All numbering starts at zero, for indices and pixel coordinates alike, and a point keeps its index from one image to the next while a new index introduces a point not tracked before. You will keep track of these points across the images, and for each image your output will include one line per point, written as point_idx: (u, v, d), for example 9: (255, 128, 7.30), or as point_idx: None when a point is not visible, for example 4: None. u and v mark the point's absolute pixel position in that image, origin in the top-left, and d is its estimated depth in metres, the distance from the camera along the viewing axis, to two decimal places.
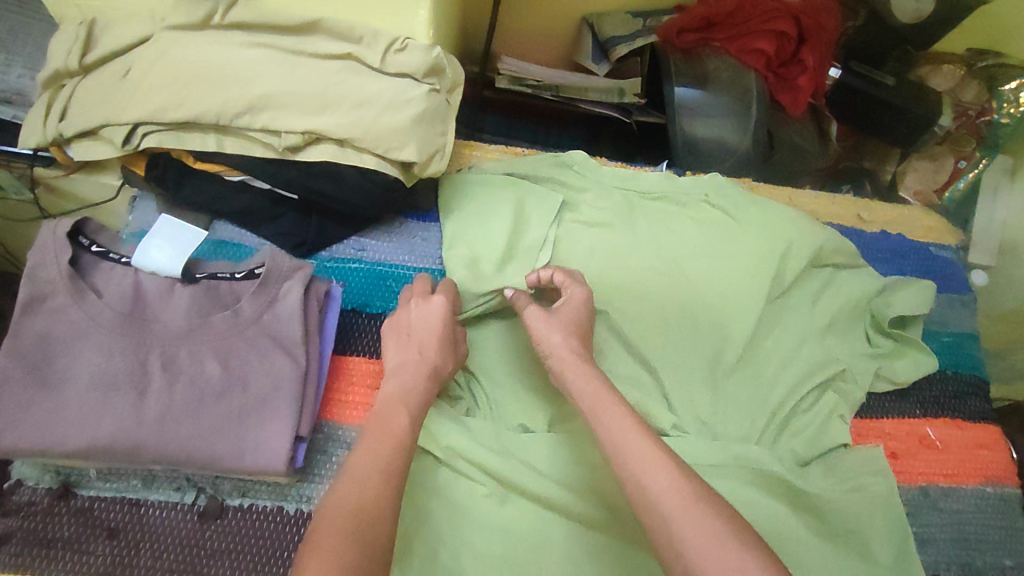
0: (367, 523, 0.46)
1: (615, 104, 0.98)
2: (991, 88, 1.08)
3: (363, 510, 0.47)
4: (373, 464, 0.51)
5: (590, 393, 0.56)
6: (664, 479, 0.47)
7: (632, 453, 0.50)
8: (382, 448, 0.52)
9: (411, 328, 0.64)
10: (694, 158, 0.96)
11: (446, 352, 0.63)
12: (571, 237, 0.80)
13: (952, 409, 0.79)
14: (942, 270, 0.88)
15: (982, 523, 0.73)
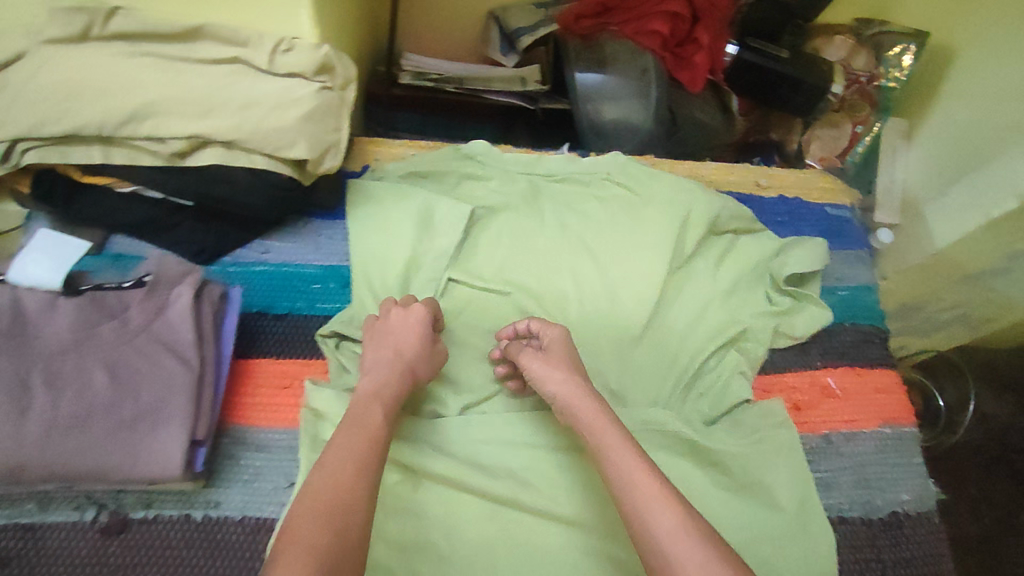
0: (343, 525, 0.46)
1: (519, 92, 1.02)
2: (877, 54, 1.14)
3: (339, 512, 0.46)
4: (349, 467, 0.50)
5: (593, 426, 0.56)
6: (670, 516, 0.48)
7: (638, 487, 0.50)
8: (360, 448, 0.52)
9: (381, 336, 0.65)
10: (601, 140, 1.00)
11: (423, 355, 0.64)
12: (478, 225, 0.81)
13: (852, 358, 0.83)
14: (837, 228, 0.92)
15: (881, 462, 0.77)
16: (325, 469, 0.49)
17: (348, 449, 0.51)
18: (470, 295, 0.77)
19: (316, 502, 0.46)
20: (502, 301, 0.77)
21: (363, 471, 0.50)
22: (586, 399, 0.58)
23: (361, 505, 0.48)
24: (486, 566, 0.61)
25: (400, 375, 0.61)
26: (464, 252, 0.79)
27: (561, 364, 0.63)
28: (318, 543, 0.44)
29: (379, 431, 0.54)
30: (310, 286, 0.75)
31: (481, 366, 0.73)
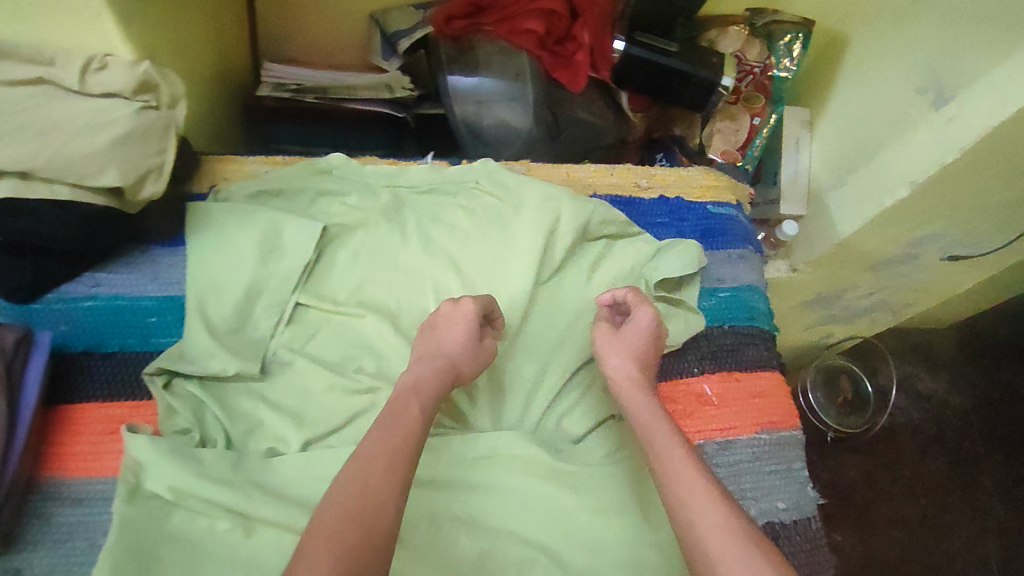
0: (365, 517, 0.48)
1: (387, 100, 0.98)
2: (769, 44, 1.12)
3: (368, 507, 0.49)
4: (383, 461, 0.53)
5: (642, 415, 0.60)
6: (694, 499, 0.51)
7: (675, 473, 0.53)
8: (395, 442, 0.54)
9: (441, 331, 0.68)
10: (483, 145, 0.97)
11: (466, 352, 0.66)
12: (334, 246, 0.77)
13: (730, 362, 0.81)
14: (721, 227, 0.90)
15: (757, 471, 0.76)
16: (359, 465, 0.52)
17: (385, 443, 0.54)
18: (321, 320, 0.73)
19: (341, 498, 0.50)
20: (357, 324, 0.73)
21: (393, 465, 0.52)
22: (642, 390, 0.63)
23: (388, 498, 0.51)
24: None
25: (434, 368, 0.63)
26: (317, 275, 0.75)
27: (622, 352, 0.68)
28: (347, 536, 0.47)
29: (413, 426, 0.56)
30: (145, 319, 0.71)
31: (332, 394, 0.69)
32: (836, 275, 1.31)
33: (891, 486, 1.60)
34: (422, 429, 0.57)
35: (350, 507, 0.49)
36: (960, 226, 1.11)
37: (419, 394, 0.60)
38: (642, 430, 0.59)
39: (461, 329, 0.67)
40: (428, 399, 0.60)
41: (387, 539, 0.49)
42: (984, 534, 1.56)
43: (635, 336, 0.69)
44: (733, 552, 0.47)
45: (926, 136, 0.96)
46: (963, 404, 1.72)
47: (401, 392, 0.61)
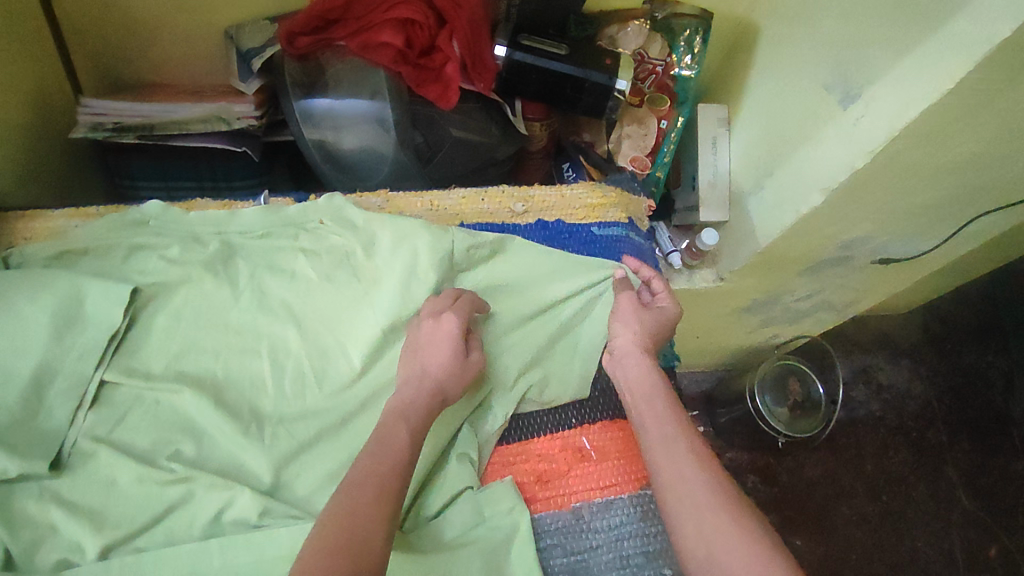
0: (364, 549, 0.47)
1: (225, 131, 0.86)
2: (669, 41, 1.04)
3: (362, 537, 0.48)
4: (373, 481, 0.52)
5: (641, 388, 0.66)
6: (694, 474, 0.57)
7: (673, 444, 0.60)
8: (384, 471, 0.53)
9: (427, 341, 0.65)
10: (342, 171, 0.91)
11: (453, 370, 0.64)
12: (150, 310, 0.67)
13: (614, 410, 0.74)
14: (607, 251, 0.83)
15: (642, 535, 0.66)
16: (354, 494, 0.51)
17: (374, 468, 0.53)
18: (131, 399, 0.63)
19: (356, 522, 0.49)
20: (173, 400, 0.64)
21: (386, 494, 0.52)
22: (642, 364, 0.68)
23: (383, 529, 0.49)
24: None
25: (427, 395, 0.62)
26: (130, 346, 0.66)
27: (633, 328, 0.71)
28: (345, 553, 0.46)
29: (403, 451, 0.56)
30: None
31: (143, 486, 0.59)
32: (768, 281, 1.22)
33: (851, 483, 1.53)
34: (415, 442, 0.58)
35: (348, 521, 0.49)
36: (890, 226, 1.03)
37: (414, 409, 0.60)
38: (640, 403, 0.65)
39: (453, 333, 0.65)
40: (423, 418, 0.60)
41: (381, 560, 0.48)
42: (950, 527, 1.50)
43: (654, 321, 0.72)
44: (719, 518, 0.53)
45: (834, 136, 0.88)
46: (925, 392, 1.66)
47: (390, 412, 0.60)
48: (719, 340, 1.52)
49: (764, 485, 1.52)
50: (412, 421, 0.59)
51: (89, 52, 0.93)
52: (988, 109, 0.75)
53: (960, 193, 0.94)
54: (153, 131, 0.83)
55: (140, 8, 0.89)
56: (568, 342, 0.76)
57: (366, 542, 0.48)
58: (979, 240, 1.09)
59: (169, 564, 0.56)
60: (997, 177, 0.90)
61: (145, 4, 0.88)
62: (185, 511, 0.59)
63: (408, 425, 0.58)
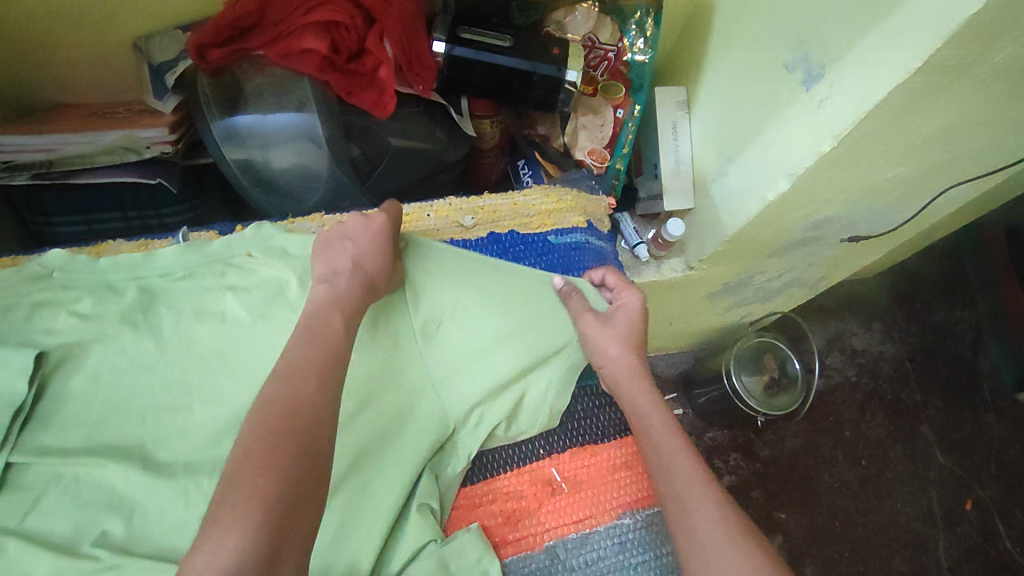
0: (308, 428, 0.49)
1: (136, 160, 0.79)
2: (620, 24, 0.97)
3: (305, 420, 0.49)
4: (305, 364, 0.53)
5: (642, 411, 0.64)
6: (707, 507, 0.56)
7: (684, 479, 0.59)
8: (319, 357, 0.53)
9: (352, 234, 0.63)
10: (272, 194, 0.84)
11: (382, 265, 0.62)
12: (62, 375, 0.60)
13: (582, 434, 0.70)
14: (566, 261, 0.78)
15: (620, 568, 0.63)
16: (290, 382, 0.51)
17: (308, 359, 0.53)
18: (46, 480, 0.56)
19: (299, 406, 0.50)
20: (96, 474, 0.57)
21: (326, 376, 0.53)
22: (638, 383, 0.65)
23: (326, 408, 0.51)
24: None
25: (357, 285, 0.60)
26: (43, 418, 0.58)
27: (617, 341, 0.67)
28: (283, 435, 0.48)
29: (337, 336, 0.56)
30: None
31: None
32: (737, 264, 1.19)
33: (831, 451, 1.53)
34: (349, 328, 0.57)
35: (282, 406, 0.50)
36: (858, 204, 1.00)
37: (343, 299, 0.58)
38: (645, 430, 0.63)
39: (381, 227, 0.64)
40: (352, 303, 0.58)
41: (320, 435, 0.50)
42: (930, 489, 1.51)
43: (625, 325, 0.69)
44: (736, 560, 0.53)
45: (799, 119, 0.84)
46: (899, 354, 1.66)
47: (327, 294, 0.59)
48: (692, 321, 1.48)
49: (746, 461, 1.51)
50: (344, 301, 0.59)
51: None
52: (954, 86, 0.71)
53: (928, 167, 0.91)
54: (51, 168, 0.76)
55: (31, 28, 0.79)
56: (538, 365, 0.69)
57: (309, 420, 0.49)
58: (946, 211, 1.06)
59: None
60: (965, 150, 0.87)
61: (38, 24, 0.79)
62: None
63: (337, 309, 0.57)
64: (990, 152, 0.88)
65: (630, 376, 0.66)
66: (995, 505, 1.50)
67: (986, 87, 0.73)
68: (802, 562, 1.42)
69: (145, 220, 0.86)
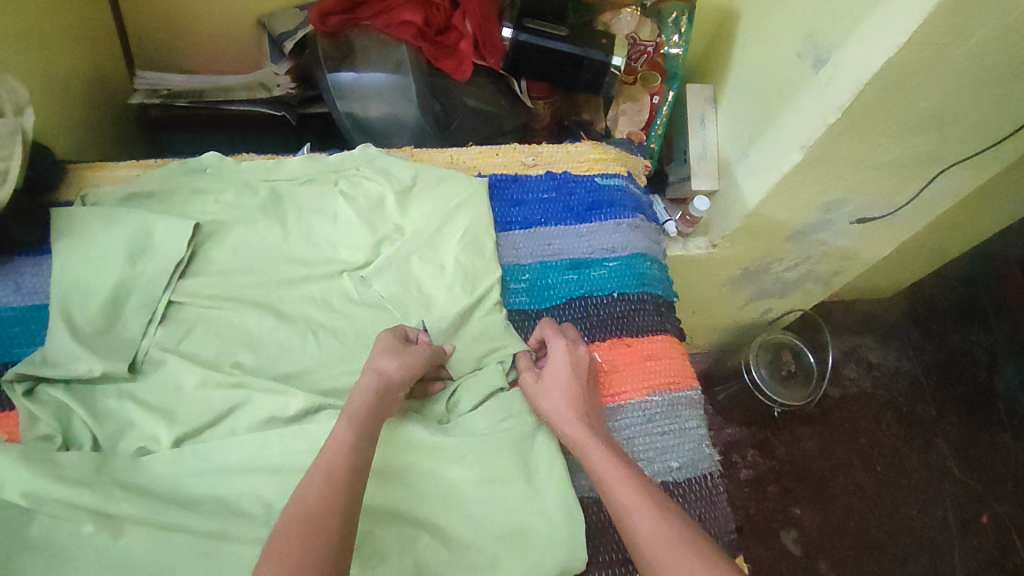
0: (321, 534, 0.51)
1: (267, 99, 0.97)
2: (660, 21, 1.14)
3: (315, 518, 0.51)
4: (321, 476, 0.55)
5: (577, 440, 0.66)
6: (653, 519, 0.57)
7: (623, 499, 0.59)
8: (343, 457, 0.57)
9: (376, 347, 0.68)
10: (369, 137, 1.01)
11: (396, 359, 0.66)
12: (211, 245, 0.76)
13: (621, 329, 0.82)
14: (609, 197, 0.92)
15: (649, 432, 0.76)
16: (300, 490, 0.54)
17: (324, 467, 0.55)
18: (195, 316, 0.72)
19: (283, 548, 0.49)
20: (231, 318, 0.72)
21: (318, 518, 0.52)
22: (565, 415, 0.68)
23: (336, 505, 0.53)
24: None
25: (369, 376, 0.64)
26: (195, 271, 0.74)
27: (544, 390, 0.70)
28: (297, 543, 0.50)
29: (355, 444, 0.58)
30: (7, 330, 0.68)
31: (210, 389, 0.68)
32: (757, 247, 1.32)
33: (846, 454, 1.61)
34: (362, 434, 0.59)
35: (299, 514, 0.52)
36: (864, 186, 1.13)
37: (352, 404, 0.61)
38: (586, 456, 0.64)
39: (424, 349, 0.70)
40: (365, 411, 0.61)
41: (334, 541, 0.51)
42: (943, 496, 1.57)
43: (557, 370, 0.71)
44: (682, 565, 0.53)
45: (811, 99, 0.99)
46: (913, 370, 1.74)
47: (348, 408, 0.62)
48: (713, 315, 1.61)
49: (763, 457, 1.59)
50: (350, 428, 0.59)
51: (136, 54, 1.02)
52: (935, 68, 0.86)
53: (925, 151, 1.05)
54: (204, 97, 0.94)
55: (185, 5, 0.97)
56: (580, 273, 0.85)
57: (296, 549, 0.49)
58: (947, 201, 1.19)
59: (235, 450, 0.64)
60: (954, 134, 1.01)
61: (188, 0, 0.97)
62: (245, 408, 0.67)
63: (349, 422, 0.60)
64: (980, 136, 1.02)
65: (558, 414, 0.68)
66: (1011, 519, 1.54)
67: (967, 69, 0.87)
68: (816, 556, 1.48)
69: (255, 148, 1.00)
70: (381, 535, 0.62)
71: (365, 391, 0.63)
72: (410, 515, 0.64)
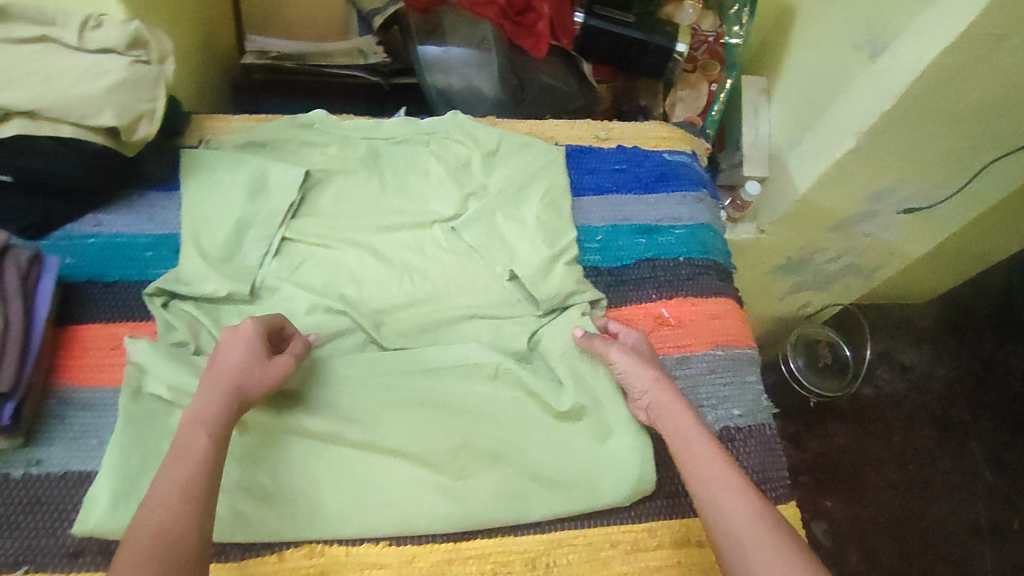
0: (170, 557, 0.48)
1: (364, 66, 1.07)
2: (721, 15, 1.22)
3: (164, 539, 0.49)
4: (174, 492, 0.52)
5: (666, 412, 0.67)
6: (739, 497, 0.58)
7: (711, 472, 0.60)
8: (202, 473, 0.54)
9: (230, 347, 0.63)
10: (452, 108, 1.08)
11: (255, 365, 0.62)
12: (318, 192, 0.84)
13: (687, 289, 0.88)
14: (675, 170, 0.98)
15: (713, 382, 0.82)
16: (150, 511, 0.50)
17: (186, 481, 0.53)
18: (305, 252, 0.79)
19: None
20: (335, 256, 0.80)
21: (162, 558, 0.48)
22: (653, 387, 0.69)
23: (189, 525, 0.50)
24: (301, 508, 0.65)
25: (225, 384, 0.60)
26: (305, 213, 0.82)
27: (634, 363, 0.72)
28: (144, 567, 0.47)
29: (207, 457, 0.55)
30: (142, 253, 0.77)
31: (319, 315, 0.75)
32: (803, 236, 1.36)
33: (879, 452, 1.63)
34: (216, 445, 0.56)
35: (146, 536, 0.49)
36: (912, 177, 1.18)
37: (201, 416, 0.57)
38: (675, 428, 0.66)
39: (272, 365, 0.63)
40: (221, 423, 0.57)
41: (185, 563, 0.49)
42: (975, 500, 1.58)
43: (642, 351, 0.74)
44: (767, 545, 0.54)
45: (864, 86, 1.04)
46: (948, 375, 1.74)
47: (183, 428, 0.57)
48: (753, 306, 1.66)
49: (796, 451, 1.62)
50: (198, 453, 0.54)
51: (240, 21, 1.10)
52: (988, 59, 0.91)
53: (973, 141, 1.09)
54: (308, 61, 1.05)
55: None
56: (649, 237, 0.91)
57: None
58: (992, 195, 1.23)
59: (343, 368, 0.71)
60: (1003, 125, 1.05)
61: None
62: (349, 334, 0.75)
63: (206, 432, 0.56)
64: None
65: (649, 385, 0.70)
66: None
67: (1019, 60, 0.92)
68: (845, 548, 1.51)
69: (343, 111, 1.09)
70: (470, 452, 0.69)
71: (219, 400, 0.58)
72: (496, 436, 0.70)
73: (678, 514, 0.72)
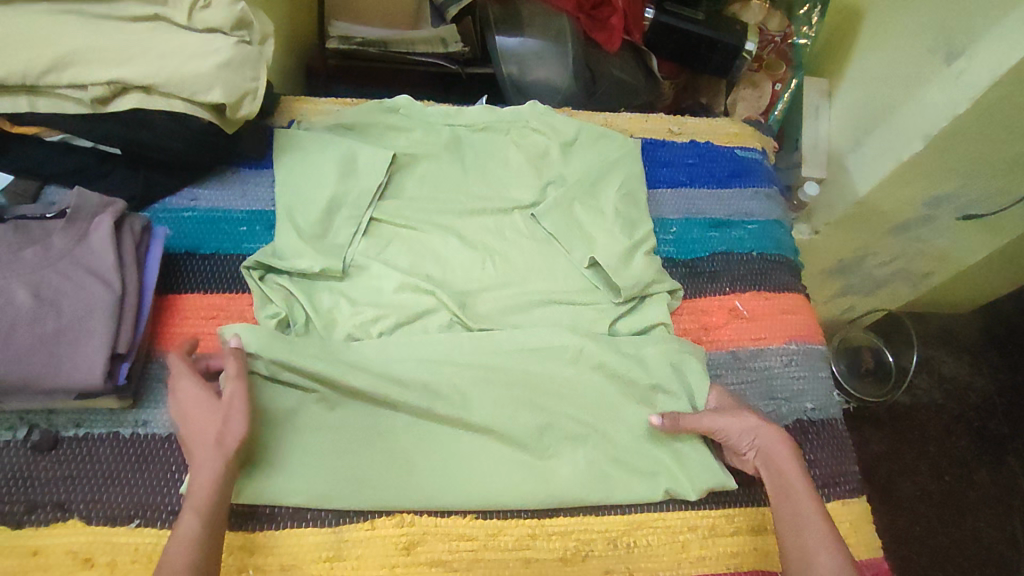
0: None
1: (443, 54, 1.10)
2: (789, 14, 1.22)
3: None
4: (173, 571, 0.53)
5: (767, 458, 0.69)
6: (832, 556, 0.61)
7: (808, 528, 0.63)
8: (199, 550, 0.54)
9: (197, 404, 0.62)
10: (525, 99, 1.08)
11: (224, 414, 0.61)
12: (402, 175, 0.86)
13: (760, 283, 0.89)
14: (747, 166, 0.99)
15: (788, 375, 0.83)
16: None
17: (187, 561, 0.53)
18: (390, 233, 0.82)
19: None
20: (419, 238, 0.82)
21: None
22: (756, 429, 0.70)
23: None
24: (377, 487, 0.66)
25: (208, 451, 0.60)
26: (390, 195, 0.84)
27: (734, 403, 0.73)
28: None
29: (198, 533, 0.55)
30: (237, 228, 0.80)
31: (405, 293, 0.77)
32: (857, 239, 1.36)
33: (914, 460, 1.56)
34: (210, 520, 0.56)
35: None
36: (983, 181, 1.14)
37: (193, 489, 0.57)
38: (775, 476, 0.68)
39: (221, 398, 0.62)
40: (209, 493, 0.57)
41: None
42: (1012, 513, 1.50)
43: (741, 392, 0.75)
44: None
45: (937, 90, 1.03)
46: (985, 388, 1.68)
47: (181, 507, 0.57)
48: None
49: None
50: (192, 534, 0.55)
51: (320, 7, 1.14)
52: None
53: None
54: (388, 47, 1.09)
55: None
56: (722, 231, 0.92)
57: None
58: None
59: (430, 346, 0.73)
60: None
61: None
62: (432, 314, 0.77)
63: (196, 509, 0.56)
64: None
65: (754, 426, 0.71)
66: None
67: None
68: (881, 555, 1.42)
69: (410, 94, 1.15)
70: (552, 434, 0.71)
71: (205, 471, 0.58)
72: (577, 419, 0.72)
73: (755, 503, 0.73)
